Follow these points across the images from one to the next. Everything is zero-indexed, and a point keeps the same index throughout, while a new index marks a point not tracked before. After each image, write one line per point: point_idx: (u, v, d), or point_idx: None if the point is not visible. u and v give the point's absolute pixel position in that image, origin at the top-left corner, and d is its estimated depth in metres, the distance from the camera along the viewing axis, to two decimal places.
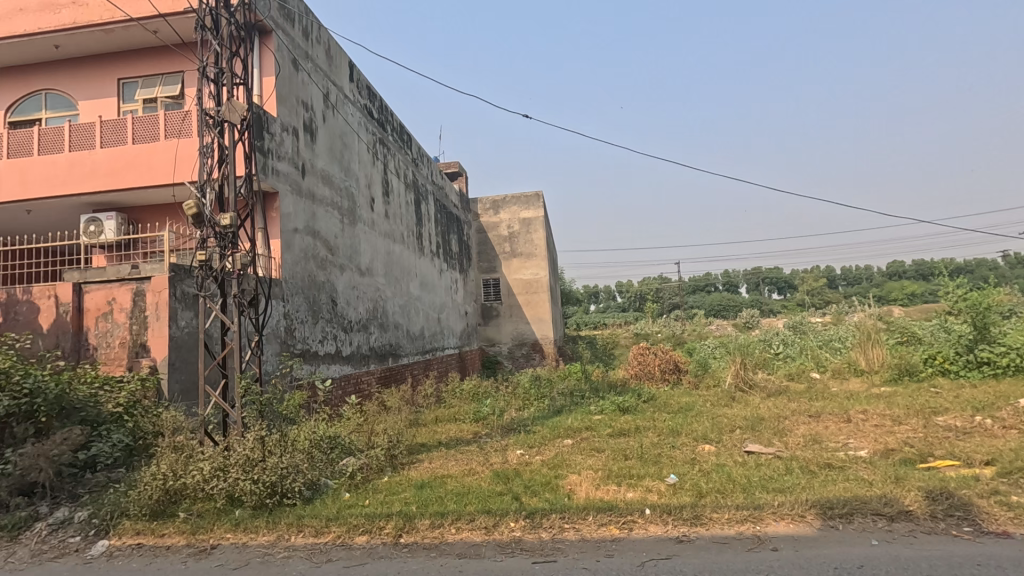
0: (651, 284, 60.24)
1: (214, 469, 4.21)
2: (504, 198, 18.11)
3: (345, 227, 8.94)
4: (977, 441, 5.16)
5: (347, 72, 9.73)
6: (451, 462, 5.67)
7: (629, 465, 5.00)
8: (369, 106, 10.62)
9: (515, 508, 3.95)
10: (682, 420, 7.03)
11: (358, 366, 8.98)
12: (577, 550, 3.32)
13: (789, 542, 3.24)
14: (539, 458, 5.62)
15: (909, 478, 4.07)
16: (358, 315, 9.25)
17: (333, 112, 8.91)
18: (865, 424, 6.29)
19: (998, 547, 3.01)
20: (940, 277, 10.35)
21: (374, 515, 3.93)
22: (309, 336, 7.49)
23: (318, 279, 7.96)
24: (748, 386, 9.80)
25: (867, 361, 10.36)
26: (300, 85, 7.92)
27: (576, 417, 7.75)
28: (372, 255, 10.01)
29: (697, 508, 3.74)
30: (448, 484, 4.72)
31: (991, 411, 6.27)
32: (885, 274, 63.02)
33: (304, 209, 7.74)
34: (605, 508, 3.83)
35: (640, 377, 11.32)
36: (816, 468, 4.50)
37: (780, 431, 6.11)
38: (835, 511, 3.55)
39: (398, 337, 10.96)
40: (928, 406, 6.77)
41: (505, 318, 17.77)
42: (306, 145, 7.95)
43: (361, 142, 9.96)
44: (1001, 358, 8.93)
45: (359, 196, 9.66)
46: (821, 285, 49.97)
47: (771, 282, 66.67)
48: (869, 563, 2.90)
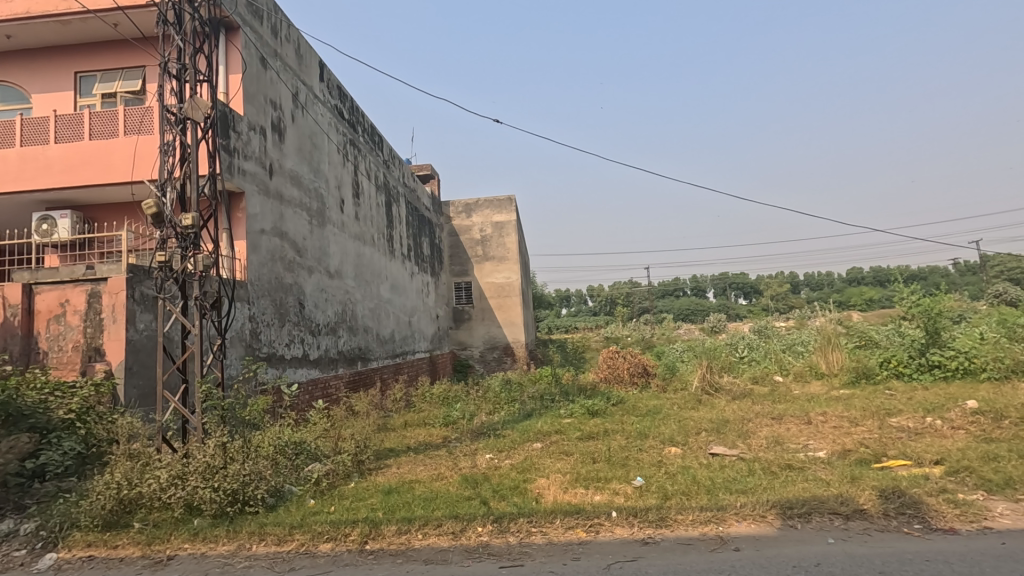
0: (622, 288, 60.98)
1: (171, 477, 4.08)
2: (477, 201, 18.10)
3: (313, 229, 8.80)
4: (928, 441, 5.38)
5: (318, 71, 9.58)
6: (420, 467, 5.62)
7: (597, 468, 5.04)
8: (340, 107, 10.47)
9: (483, 512, 3.94)
10: (650, 423, 7.13)
11: (326, 370, 8.82)
12: (545, 554, 3.34)
13: (750, 542, 3.32)
14: (508, 462, 5.61)
15: (864, 478, 4.21)
16: (327, 318, 9.08)
17: (302, 112, 8.76)
18: (824, 425, 6.49)
19: (945, 542, 3.15)
20: (896, 284, 10.77)
21: (340, 521, 3.87)
22: (275, 339, 7.32)
23: (285, 282, 7.79)
24: (715, 389, 10.02)
25: (828, 364, 10.70)
26: (268, 83, 7.76)
27: (546, 420, 7.79)
28: (341, 257, 9.87)
29: (662, 510, 3.79)
30: (416, 489, 4.69)
31: (941, 412, 6.55)
32: (845, 280, 65.25)
33: (271, 210, 7.58)
34: (572, 511, 3.86)
35: (610, 381, 11.43)
36: (777, 469, 4.63)
37: (743, 434, 6.25)
38: (794, 511, 3.65)
39: (368, 341, 10.82)
40: (882, 408, 7.04)
41: (476, 322, 17.74)
42: (274, 145, 7.79)
43: (332, 143, 9.83)
44: (951, 361, 9.33)
45: (329, 196, 9.51)
46: (785, 290, 51.45)
47: (738, 287, 68.27)
48: (825, 561, 2.99)
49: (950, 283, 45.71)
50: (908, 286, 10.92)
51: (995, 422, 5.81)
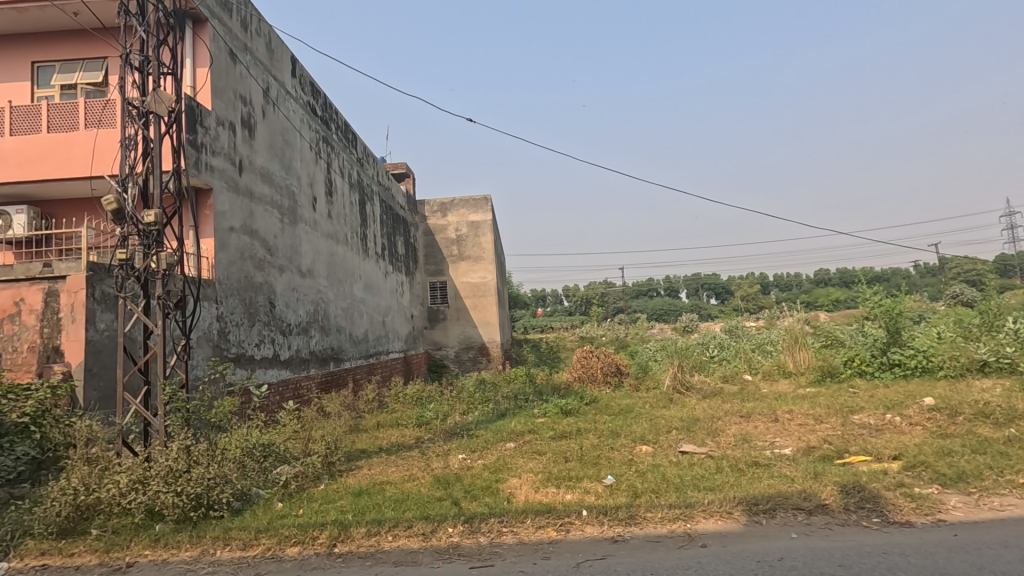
0: (597, 288, 61.46)
1: (132, 481, 3.97)
2: (452, 201, 18.01)
3: (285, 227, 8.64)
4: (887, 437, 5.56)
5: (290, 66, 9.40)
6: (392, 468, 5.57)
7: (569, 467, 5.07)
8: (312, 103, 10.30)
9: (454, 512, 3.93)
10: (622, 422, 7.19)
11: (297, 371, 8.67)
12: (515, 553, 3.34)
13: (716, 538, 3.37)
14: (481, 462, 5.61)
15: (826, 474, 4.33)
16: (298, 317, 8.93)
17: (273, 107, 8.59)
18: (791, 423, 6.65)
19: (902, 535, 3.25)
20: (860, 285, 11.11)
21: (308, 525, 3.81)
22: (244, 339, 7.16)
23: (255, 280, 7.63)
24: (686, 388, 10.17)
25: (795, 363, 10.95)
26: (238, 78, 7.59)
27: (519, 420, 7.80)
28: (314, 256, 9.72)
29: (632, 508, 3.84)
30: (387, 491, 4.64)
31: (900, 409, 6.79)
32: (813, 281, 67.02)
33: (240, 207, 7.42)
34: (543, 510, 3.87)
35: (584, 380, 11.51)
36: (744, 467, 4.73)
37: (713, 432, 6.37)
38: (759, 507, 3.73)
39: (340, 341, 10.68)
40: (845, 405, 7.25)
41: (452, 321, 17.66)
42: (244, 141, 7.62)
43: (304, 140, 9.67)
44: (910, 360, 9.68)
45: (301, 194, 9.35)
46: (755, 291, 52.59)
47: (710, 288, 69.42)
48: (788, 555, 3.06)
49: (911, 284, 47.34)
50: (871, 287, 11.26)
51: (950, 418, 6.04)
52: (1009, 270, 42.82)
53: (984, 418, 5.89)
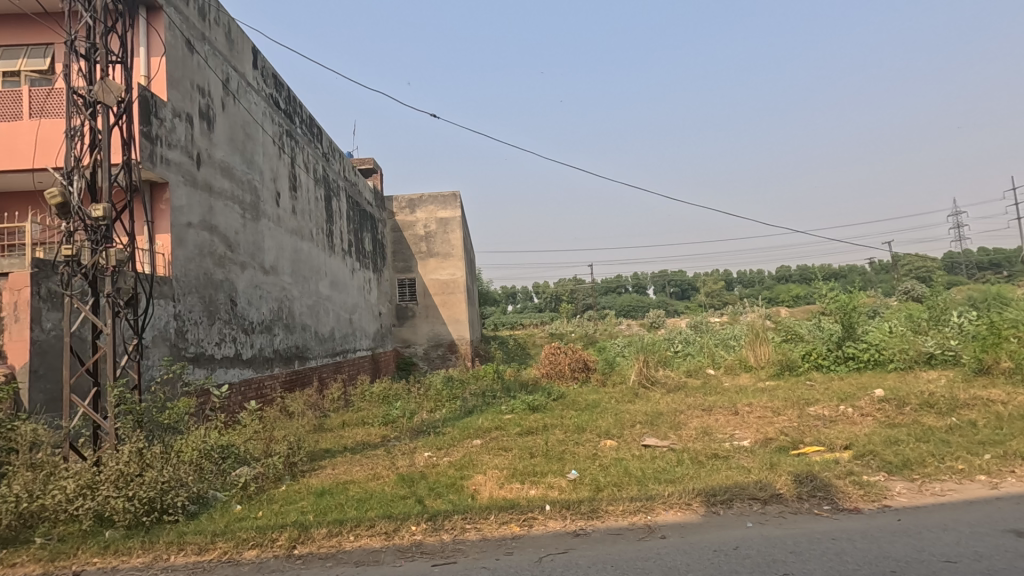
0: (567, 285, 61.85)
1: (79, 487, 3.82)
2: (421, 197, 17.83)
3: (246, 223, 8.41)
4: (840, 428, 5.78)
5: (251, 57, 9.13)
6: (356, 467, 5.50)
7: (533, 463, 5.10)
8: (276, 96, 10.05)
9: (418, 511, 3.91)
10: (588, 417, 7.28)
11: (260, 370, 8.47)
12: (478, 549, 3.35)
13: (675, 529, 3.45)
14: (447, 459, 5.60)
15: (781, 464, 4.47)
16: (261, 315, 8.71)
17: (233, 100, 8.34)
18: (749, 415, 6.85)
19: (850, 521, 3.39)
20: (817, 281, 11.51)
21: (267, 527, 3.73)
22: (203, 338, 6.96)
23: (214, 278, 7.42)
24: (651, 382, 10.36)
25: (756, 357, 11.24)
26: (195, 69, 7.34)
27: (487, 416, 7.81)
28: (277, 253, 9.50)
29: (594, 502, 3.89)
30: (350, 490, 4.58)
31: (853, 400, 7.06)
32: (775, 277, 69.02)
33: (199, 202, 7.19)
34: (507, 506, 3.89)
35: (552, 377, 11.59)
36: (704, 459, 4.84)
37: (675, 425, 6.51)
38: (717, 498, 3.83)
39: (306, 339, 10.48)
40: (801, 398, 7.51)
41: (421, 319, 17.51)
42: (202, 134, 7.39)
43: (266, 134, 9.42)
44: (863, 353, 10.08)
45: (263, 189, 9.12)
46: (720, 288, 53.89)
47: (677, 285, 70.69)
48: (743, 544, 3.15)
49: (866, 281, 49.25)
50: (828, 283, 11.68)
51: (898, 408, 6.32)
52: (955, 268, 45.02)
53: (929, 407, 6.19)
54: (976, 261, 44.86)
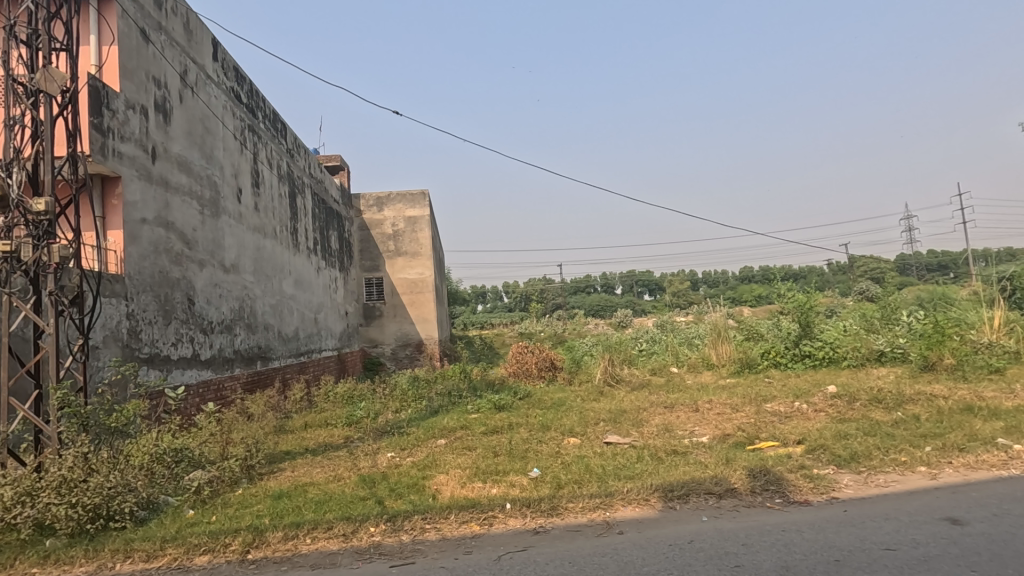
0: (536, 284, 62.12)
1: (18, 494, 3.64)
2: (389, 195, 17.61)
3: (205, 220, 8.16)
4: (795, 423, 5.96)
5: (211, 49, 8.86)
6: (316, 469, 5.41)
7: (496, 462, 5.11)
8: (237, 89, 9.77)
9: (377, 512, 3.86)
10: (553, 416, 7.33)
11: (220, 371, 8.23)
12: (437, 549, 3.33)
13: (633, 525, 3.50)
14: (410, 459, 5.55)
15: (736, 459, 4.58)
16: (221, 315, 8.47)
17: (192, 93, 8.08)
18: (709, 412, 7.01)
19: (799, 513, 3.50)
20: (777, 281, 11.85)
21: (220, 531, 3.63)
22: (158, 338, 6.72)
23: (171, 276, 7.18)
24: (616, 380, 10.50)
25: (717, 356, 11.50)
26: (151, 59, 7.07)
27: (452, 416, 7.78)
28: (238, 250, 9.25)
29: (554, 499, 3.91)
30: (308, 493, 4.50)
31: (807, 397, 7.30)
32: (739, 278, 70.80)
33: (154, 197, 6.94)
34: (468, 505, 3.88)
35: (519, 376, 11.62)
36: (663, 455, 4.93)
37: (637, 422, 6.61)
38: (674, 493, 3.90)
39: (268, 339, 10.23)
40: (759, 395, 7.72)
41: (388, 318, 17.33)
42: (157, 127, 7.13)
43: (227, 128, 9.15)
44: (819, 351, 10.42)
45: (223, 185, 8.86)
46: (686, 288, 54.98)
47: (644, 285, 71.74)
48: (697, 538, 3.22)
49: (824, 282, 50.99)
50: (787, 283, 12.03)
51: (849, 404, 6.56)
52: (907, 269, 46.98)
53: (877, 403, 6.45)
54: (926, 262, 46.97)
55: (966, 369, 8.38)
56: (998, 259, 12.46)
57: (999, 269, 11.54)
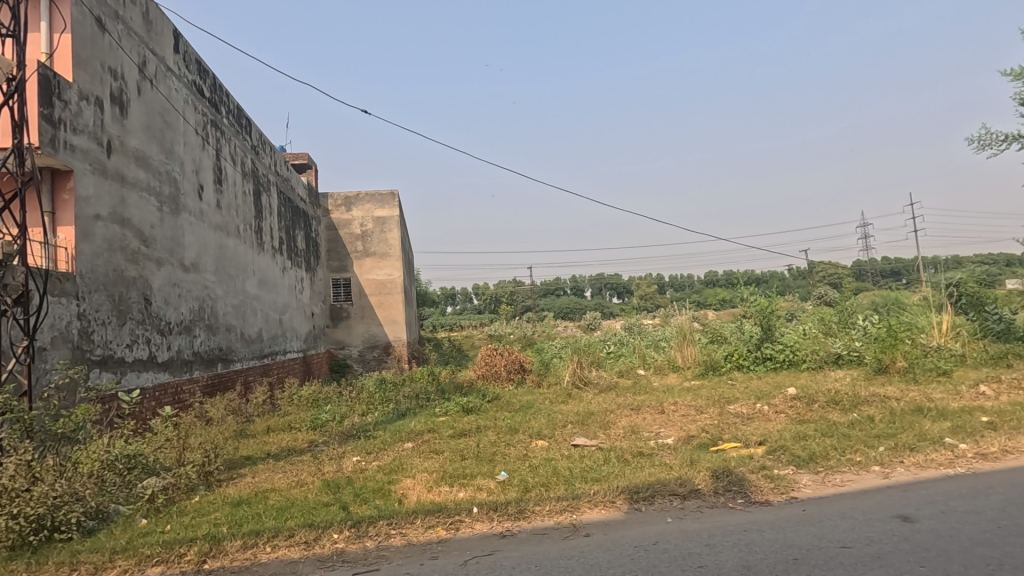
0: (507, 286, 62.22)
1: None
2: (357, 194, 17.35)
3: (164, 217, 7.87)
4: (756, 425, 6.11)
5: (172, 41, 8.56)
6: (278, 474, 5.27)
7: (464, 466, 5.07)
8: (199, 83, 9.46)
9: (341, 518, 3.78)
10: (521, 418, 7.32)
11: (178, 374, 7.94)
12: (403, 555, 3.28)
13: (599, 527, 3.52)
14: (376, 463, 5.46)
15: (700, 461, 4.67)
16: (180, 315, 8.17)
17: (151, 85, 7.79)
18: (675, 413, 7.13)
19: (761, 513, 3.58)
20: (740, 285, 12.18)
21: (174, 541, 3.50)
22: (111, 340, 6.44)
23: (126, 275, 6.89)
24: (584, 383, 10.58)
25: (683, 358, 11.70)
26: (107, 49, 6.79)
27: (420, 419, 7.70)
28: (199, 249, 8.96)
29: (522, 503, 3.90)
30: (269, 499, 4.37)
31: (768, 398, 7.51)
32: (704, 282, 72.43)
33: (109, 193, 6.66)
34: (434, 510, 3.84)
35: (487, 378, 11.59)
36: (629, 457, 4.98)
37: (604, 425, 6.66)
38: (640, 495, 3.94)
39: (230, 340, 9.93)
40: (723, 397, 7.88)
41: (356, 319, 17.06)
42: (113, 119, 6.84)
43: (188, 123, 8.85)
44: (780, 354, 10.73)
45: (183, 182, 8.56)
46: (653, 291, 55.91)
47: (612, 287, 72.73)
48: (662, 539, 3.26)
49: (785, 287, 52.63)
50: (750, 288, 12.37)
51: (808, 406, 6.77)
52: (862, 275, 48.84)
53: (834, 405, 6.66)
54: (879, 268, 48.99)
55: (916, 371, 8.74)
56: (946, 266, 13.07)
57: (946, 275, 12.10)
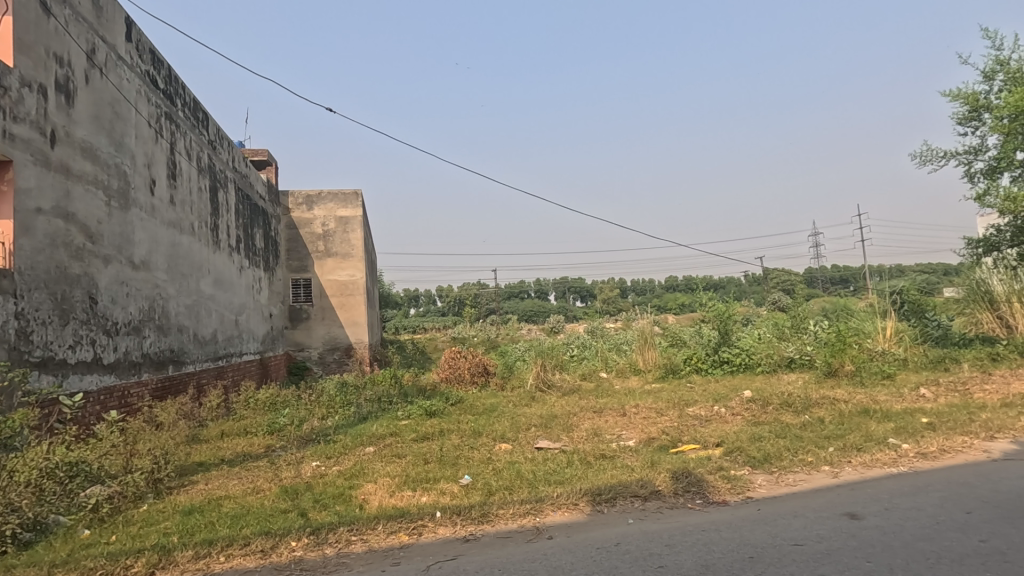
0: (471, 289, 62.08)
1: None
2: (319, 194, 16.98)
3: (112, 212, 7.52)
4: (714, 427, 6.28)
5: (124, 29, 8.19)
6: (233, 481, 5.09)
7: (427, 470, 5.02)
8: (153, 73, 9.08)
9: (300, 525, 3.69)
10: (485, 421, 7.29)
11: (125, 376, 7.59)
12: (363, 562, 3.21)
13: (562, 529, 3.55)
14: (336, 468, 5.35)
15: (661, 462, 4.76)
16: (128, 315, 7.81)
17: (100, 74, 7.43)
18: (636, 416, 7.25)
19: (718, 513, 3.68)
20: (700, 291, 12.51)
21: (119, 553, 3.33)
22: (53, 340, 6.10)
23: (70, 272, 6.55)
24: (547, 386, 10.64)
25: (644, 361, 11.90)
26: (52, 34, 6.45)
27: (382, 423, 7.59)
28: (150, 246, 8.58)
29: (485, 507, 3.89)
30: (223, 507, 4.22)
31: (726, 401, 7.73)
32: (665, 286, 74.04)
33: (53, 186, 6.32)
34: (396, 515, 3.78)
35: (450, 381, 11.50)
36: (592, 459, 5.03)
37: (567, 427, 6.72)
38: (602, 497, 3.99)
39: (182, 342, 9.54)
40: (682, 399, 8.07)
41: (316, 321, 16.67)
42: (58, 109, 6.50)
43: (140, 114, 8.47)
44: (737, 358, 11.06)
45: (134, 176, 8.20)
46: (616, 295, 56.77)
47: (576, 291, 73.55)
48: (623, 540, 3.30)
49: (741, 292, 54.42)
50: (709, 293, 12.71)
51: (763, 408, 7.00)
52: (813, 282, 50.97)
53: (787, 407, 6.91)
54: (829, 276, 51.23)
55: (863, 375, 9.17)
56: (891, 275, 13.75)
57: (891, 283, 12.72)
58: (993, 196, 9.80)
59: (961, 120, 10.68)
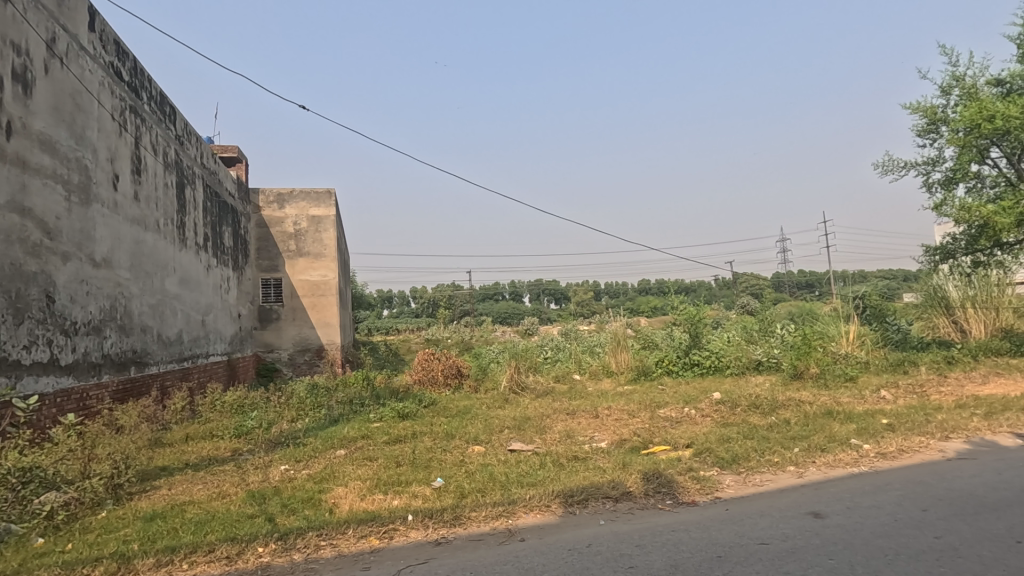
0: (445, 291, 61.82)
1: None
2: (291, 192, 16.69)
3: (72, 208, 7.25)
4: (684, 428, 6.39)
5: (88, 18, 7.92)
6: (198, 485, 4.96)
7: (399, 472, 4.97)
8: (117, 65, 8.80)
9: (267, 530, 3.61)
10: (458, 423, 7.27)
11: (84, 378, 7.32)
12: (333, 567, 3.16)
13: (534, 531, 3.55)
14: (306, 472, 5.26)
15: (632, 464, 4.81)
16: (88, 314, 7.54)
17: (61, 65, 7.17)
18: (609, 418, 7.31)
19: (688, 513, 3.74)
20: (672, 295, 12.71)
21: (76, 561, 3.21)
22: (5, 340, 5.84)
23: (26, 269, 6.29)
24: (521, 388, 10.66)
25: (617, 363, 12.02)
26: (10, 21, 6.20)
27: (354, 425, 7.50)
28: (112, 243, 8.30)
29: (457, 509, 3.87)
30: (188, 512, 4.11)
31: (696, 403, 7.86)
32: (637, 289, 74.99)
33: (8, 179, 6.07)
34: (367, 518, 3.74)
35: (423, 383, 11.41)
36: (564, 461, 5.06)
37: (540, 429, 6.74)
38: (574, 498, 4.02)
39: (145, 342, 9.24)
40: (654, 401, 8.18)
41: (286, 322, 16.36)
42: (15, 99, 6.25)
43: (103, 107, 8.19)
44: (707, 360, 11.27)
45: (96, 170, 7.93)
46: (589, 297, 57.24)
47: (550, 293, 73.89)
48: (594, 541, 3.33)
49: (711, 295, 55.49)
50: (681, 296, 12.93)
51: (732, 409, 7.15)
52: (781, 286, 52.33)
53: (755, 408, 7.07)
54: (795, 281, 52.63)
55: (827, 377, 9.45)
56: (853, 280, 14.20)
57: (854, 288, 13.15)
58: (949, 206, 10.22)
59: (919, 133, 11.12)
